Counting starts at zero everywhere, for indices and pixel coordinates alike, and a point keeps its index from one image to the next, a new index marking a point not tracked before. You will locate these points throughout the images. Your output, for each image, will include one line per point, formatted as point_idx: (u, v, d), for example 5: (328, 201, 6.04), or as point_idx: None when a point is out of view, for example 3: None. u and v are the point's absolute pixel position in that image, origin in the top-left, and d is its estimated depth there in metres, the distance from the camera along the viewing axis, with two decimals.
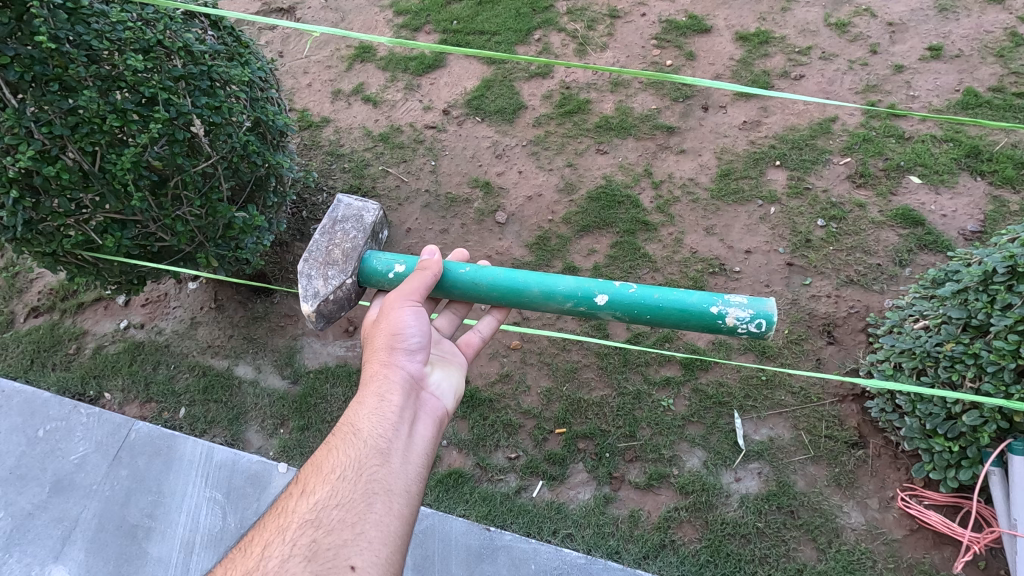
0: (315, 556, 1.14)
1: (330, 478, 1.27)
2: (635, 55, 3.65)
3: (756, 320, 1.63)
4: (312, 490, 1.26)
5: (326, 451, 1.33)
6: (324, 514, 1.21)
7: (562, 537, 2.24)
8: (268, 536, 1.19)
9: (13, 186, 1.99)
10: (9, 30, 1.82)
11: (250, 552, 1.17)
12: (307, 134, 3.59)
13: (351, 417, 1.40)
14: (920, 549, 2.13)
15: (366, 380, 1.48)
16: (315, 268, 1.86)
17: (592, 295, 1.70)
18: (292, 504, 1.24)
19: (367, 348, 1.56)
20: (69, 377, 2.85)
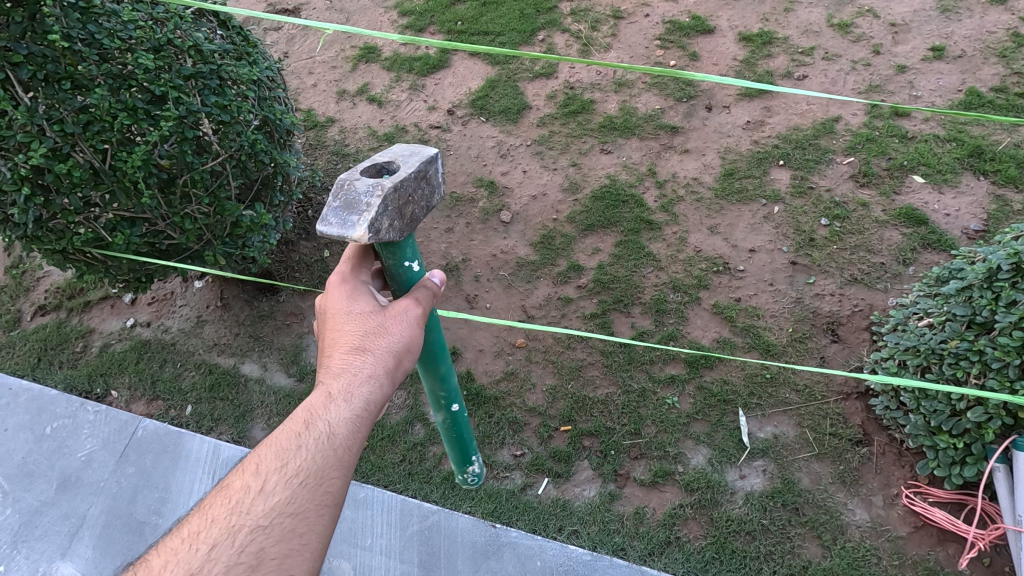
0: (260, 564, 1.07)
1: (292, 483, 1.15)
2: (639, 56, 3.67)
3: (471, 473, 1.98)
4: (270, 489, 1.14)
5: (292, 447, 1.19)
6: (279, 520, 1.11)
7: (568, 534, 2.25)
8: (217, 534, 1.10)
9: (24, 183, 2.02)
10: (22, 29, 1.86)
11: (196, 549, 1.09)
12: (313, 134, 3.61)
13: (327, 416, 1.24)
14: (924, 546, 2.13)
15: (354, 375, 1.29)
16: (392, 203, 1.28)
17: (454, 402, 1.73)
18: (246, 501, 1.13)
19: (367, 338, 1.33)
20: (76, 375, 2.86)
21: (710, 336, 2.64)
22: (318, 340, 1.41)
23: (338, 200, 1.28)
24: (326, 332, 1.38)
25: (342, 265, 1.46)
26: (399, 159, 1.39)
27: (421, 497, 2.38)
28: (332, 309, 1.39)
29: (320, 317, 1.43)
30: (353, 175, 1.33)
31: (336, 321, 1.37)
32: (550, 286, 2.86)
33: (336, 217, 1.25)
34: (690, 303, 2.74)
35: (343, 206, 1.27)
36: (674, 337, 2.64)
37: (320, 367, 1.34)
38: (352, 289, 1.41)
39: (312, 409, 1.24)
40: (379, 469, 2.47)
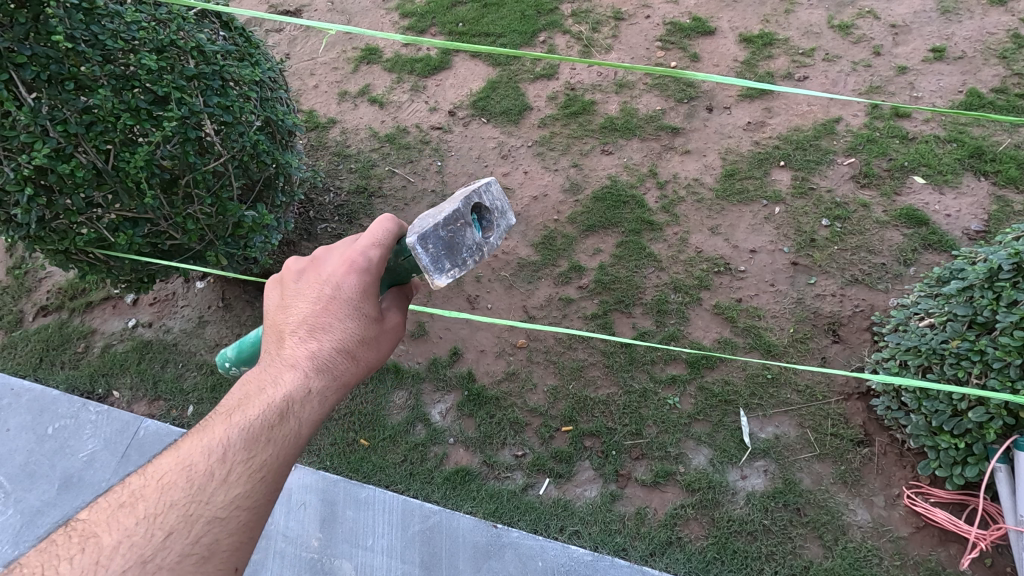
0: (211, 556, 1.03)
1: (255, 478, 1.10)
2: (640, 57, 3.68)
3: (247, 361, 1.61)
4: (232, 481, 1.08)
5: (261, 439, 1.12)
6: (237, 512, 1.07)
7: (569, 534, 2.25)
8: (175, 520, 1.03)
9: (27, 183, 2.02)
10: (26, 30, 1.86)
11: (151, 533, 1.02)
12: (314, 135, 3.62)
13: (301, 413, 1.17)
14: (926, 546, 2.13)
15: (338, 379, 1.21)
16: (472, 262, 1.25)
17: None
18: (208, 491, 1.06)
19: (362, 346, 1.25)
20: (78, 376, 2.87)
21: (711, 336, 2.64)
22: (299, 306, 1.24)
23: (446, 233, 1.17)
24: (319, 311, 1.23)
25: (366, 242, 1.27)
26: (501, 208, 1.29)
27: (422, 497, 2.38)
28: (335, 294, 1.23)
29: (313, 286, 1.25)
30: (467, 204, 1.21)
31: (338, 309, 1.23)
32: (551, 287, 2.86)
33: (434, 251, 1.16)
34: (691, 303, 2.74)
35: (443, 244, 1.17)
36: (675, 337, 2.64)
37: (300, 351, 1.20)
38: (367, 281, 1.25)
39: (289, 404, 1.16)
40: (380, 469, 2.47)
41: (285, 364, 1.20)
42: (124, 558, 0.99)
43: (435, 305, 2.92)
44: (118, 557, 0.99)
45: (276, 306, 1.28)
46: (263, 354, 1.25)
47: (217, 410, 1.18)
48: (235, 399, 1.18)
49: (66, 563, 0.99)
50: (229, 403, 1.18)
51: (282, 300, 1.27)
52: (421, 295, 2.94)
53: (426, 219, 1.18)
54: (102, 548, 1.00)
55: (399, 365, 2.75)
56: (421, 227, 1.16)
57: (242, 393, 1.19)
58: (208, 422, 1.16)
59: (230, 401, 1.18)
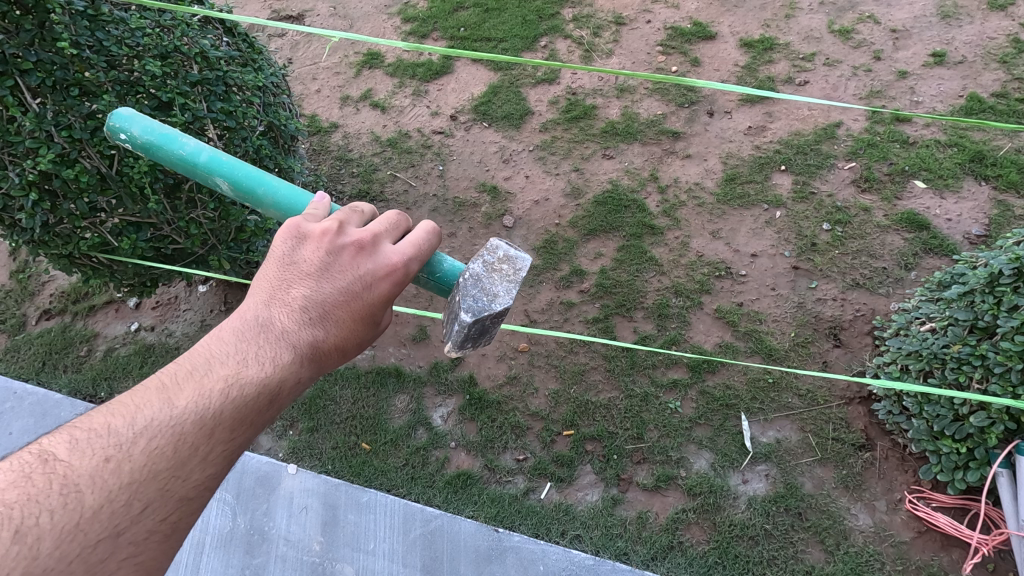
0: (173, 535, 0.92)
1: (229, 459, 0.99)
2: (641, 62, 3.69)
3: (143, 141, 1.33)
4: (213, 461, 0.96)
5: (247, 420, 1.00)
6: (206, 494, 0.96)
7: (571, 539, 2.25)
8: (157, 493, 0.90)
9: (32, 189, 2.04)
10: (32, 36, 1.83)
11: (130, 502, 0.88)
12: (317, 139, 3.63)
13: (287, 399, 1.06)
14: (928, 551, 2.13)
15: (325, 371, 1.12)
16: None
17: (229, 176, 1.30)
18: (189, 465, 0.94)
19: (358, 346, 1.15)
20: (80, 379, 2.88)
21: (712, 340, 2.65)
22: (321, 281, 1.09)
23: (491, 322, 1.15)
24: (341, 301, 1.10)
25: (412, 252, 1.17)
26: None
27: (423, 501, 2.39)
28: (362, 287, 1.12)
29: (343, 268, 1.11)
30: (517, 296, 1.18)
31: (360, 308, 1.12)
32: (553, 291, 2.87)
33: (470, 334, 1.15)
34: (692, 307, 2.74)
35: (481, 329, 1.16)
36: (676, 342, 2.64)
37: (307, 330, 1.07)
38: (396, 287, 1.16)
39: (283, 390, 1.04)
40: (381, 473, 2.47)
41: (286, 340, 1.06)
42: (104, 526, 0.85)
43: (436, 309, 2.93)
44: (97, 525, 0.85)
45: (290, 264, 1.10)
46: (256, 312, 1.08)
47: (200, 363, 1.01)
48: (227, 361, 1.01)
49: (41, 519, 0.81)
50: (221, 363, 1.01)
51: (301, 264, 1.10)
52: (423, 298, 2.94)
53: (481, 298, 1.14)
54: (84, 509, 0.84)
55: (401, 368, 2.75)
56: (474, 309, 1.12)
57: (235, 355, 1.03)
58: (192, 377, 0.99)
59: (219, 360, 1.02)
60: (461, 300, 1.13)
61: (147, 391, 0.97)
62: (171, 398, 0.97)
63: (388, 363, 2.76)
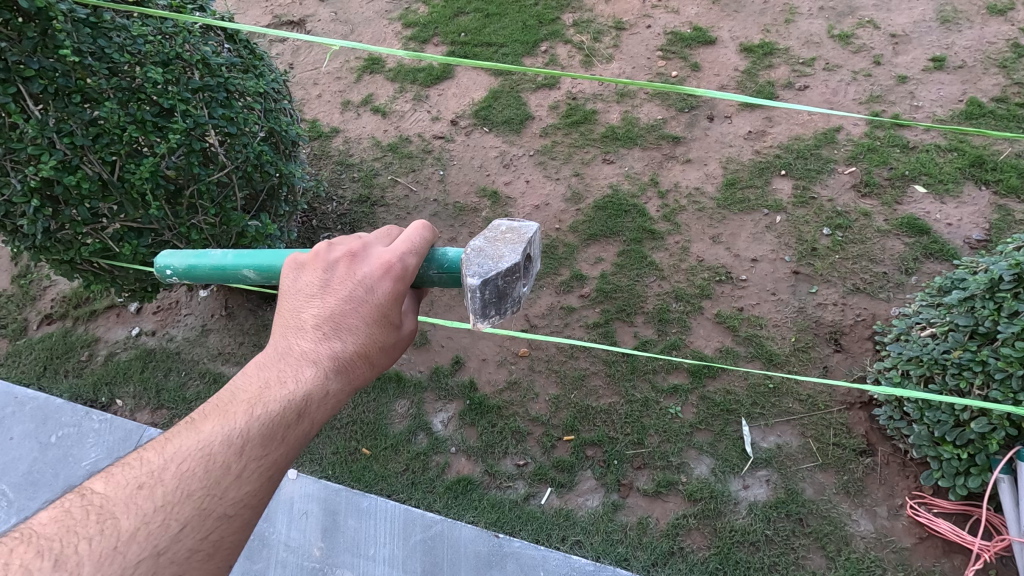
0: (216, 555, 0.91)
1: (266, 477, 0.98)
2: (641, 67, 3.70)
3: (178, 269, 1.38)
4: (248, 477, 0.96)
5: (277, 436, 1.00)
6: (247, 511, 0.95)
7: (571, 544, 2.25)
8: (192, 512, 0.91)
9: (34, 195, 2.04)
10: (35, 44, 1.86)
11: (167, 523, 0.89)
12: (318, 144, 3.65)
13: (318, 414, 1.05)
14: (929, 557, 2.12)
15: (357, 383, 1.10)
16: None
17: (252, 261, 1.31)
18: (222, 483, 0.94)
19: (383, 351, 1.14)
20: (81, 384, 2.88)
21: (713, 345, 2.65)
22: (325, 295, 1.11)
23: (502, 282, 1.13)
24: (347, 309, 1.10)
25: (405, 247, 1.16)
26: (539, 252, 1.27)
27: (424, 506, 2.38)
28: (367, 293, 1.12)
29: (343, 280, 1.13)
30: (524, 255, 1.17)
31: (369, 312, 1.12)
32: (553, 295, 2.87)
33: (487, 299, 1.13)
34: (693, 312, 2.74)
35: (497, 293, 1.14)
36: (676, 346, 2.64)
37: (322, 345, 1.08)
38: (400, 287, 1.14)
39: (307, 403, 1.03)
40: (382, 479, 2.47)
41: (305, 358, 1.07)
42: (143, 547, 0.86)
43: (437, 315, 2.93)
44: (135, 546, 0.86)
45: (296, 291, 1.14)
46: (273, 340, 1.10)
47: (224, 395, 1.03)
48: (248, 388, 1.03)
49: (79, 546, 0.84)
50: (243, 390, 1.03)
51: (304, 288, 1.13)
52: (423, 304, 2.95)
53: (485, 261, 1.13)
54: (119, 532, 0.86)
55: (401, 373, 2.75)
56: (481, 272, 1.12)
57: (257, 381, 1.05)
58: (219, 407, 1.02)
59: (242, 388, 1.04)
60: (467, 269, 1.13)
61: (179, 428, 1.01)
62: (199, 428, 0.99)
63: (389, 368, 2.76)
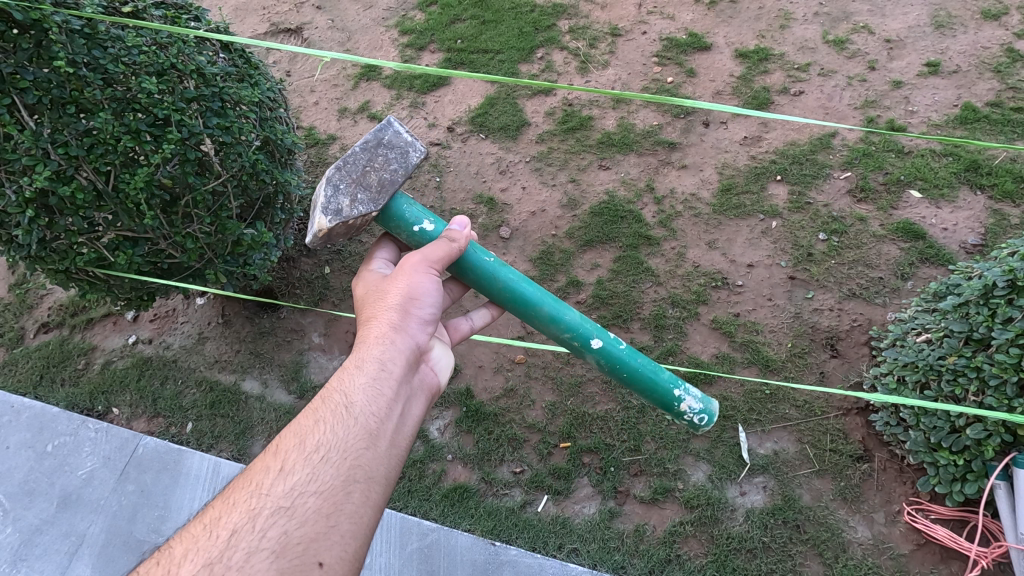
0: (284, 551, 1.03)
1: (313, 458, 1.15)
2: (636, 73, 3.72)
3: (711, 411, 1.68)
4: (290, 469, 1.13)
5: (310, 422, 1.20)
6: (302, 502, 1.09)
7: (568, 552, 2.25)
8: (239, 520, 1.07)
9: (29, 206, 2.04)
10: (30, 54, 1.88)
11: (216, 537, 1.05)
12: (314, 151, 3.65)
13: (344, 383, 1.27)
14: (927, 564, 2.12)
15: (365, 342, 1.34)
16: (343, 183, 1.54)
17: (591, 337, 1.63)
18: (268, 478, 1.12)
19: (373, 305, 1.42)
20: (78, 393, 2.88)
21: (709, 351, 2.64)
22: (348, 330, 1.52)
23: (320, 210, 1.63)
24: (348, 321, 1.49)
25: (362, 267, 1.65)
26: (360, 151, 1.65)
27: (420, 514, 2.38)
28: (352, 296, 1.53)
29: None
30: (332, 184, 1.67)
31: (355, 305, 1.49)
32: None
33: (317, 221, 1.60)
34: (689, 318, 2.75)
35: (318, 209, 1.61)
36: (673, 353, 2.64)
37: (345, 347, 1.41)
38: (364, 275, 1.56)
39: (332, 383, 1.28)
40: None
41: None
42: (193, 564, 1.01)
43: None
44: (188, 564, 1.01)
45: None
46: None
47: None
48: None
49: None
50: None
51: None
52: None
53: None
54: (172, 559, 1.03)
55: None
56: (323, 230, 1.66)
57: None
58: None
59: None
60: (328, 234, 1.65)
61: None
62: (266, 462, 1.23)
63: None
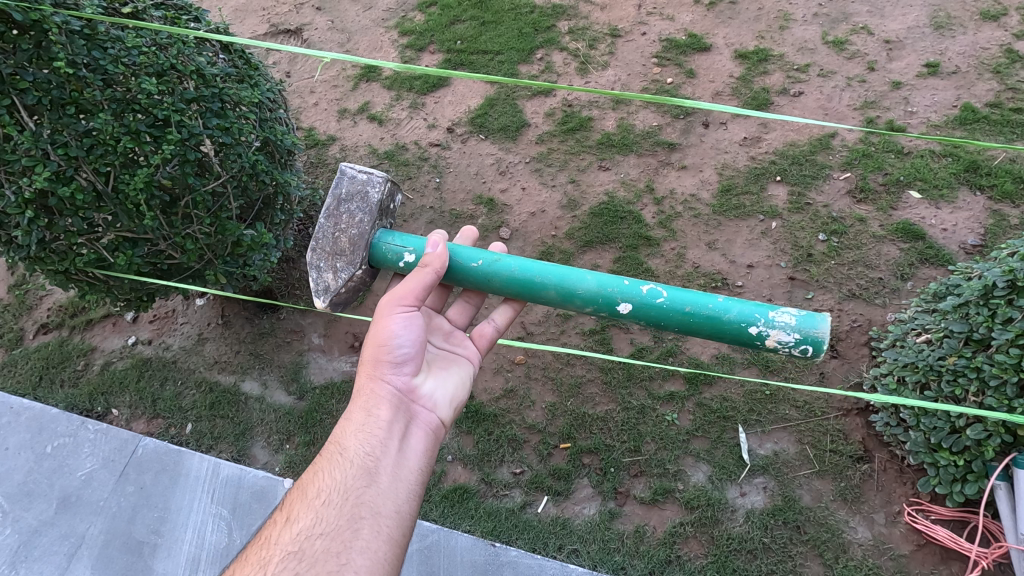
0: None
1: (315, 507, 1.33)
2: (636, 73, 3.72)
3: (814, 338, 1.49)
4: (296, 521, 1.32)
5: (310, 478, 1.40)
6: (309, 546, 1.26)
7: (568, 553, 2.25)
8: (254, 569, 1.24)
9: (28, 207, 2.03)
10: (30, 55, 1.88)
11: None
12: (314, 152, 3.65)
13: (339, 437, 1.47)
14: (927, 565, 2.12)
15: (354, 397, 1.54)
16: (322, 263, 1.78)
17: (617, 304, 1.61)
18: (278, 531, 1.31)
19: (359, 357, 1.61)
20: (77, 394, 2.87)
21: (709, 352, 2.65)
22: None
23: None
24: None
25: None
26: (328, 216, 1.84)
27: (420, 515, 2.38)
28: None
29: None
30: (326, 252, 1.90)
31: None
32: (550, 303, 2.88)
33: None
34: None
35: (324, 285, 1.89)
36: (673, 353, 2.65)
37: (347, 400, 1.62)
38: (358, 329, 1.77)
39: (332, 438, 1.47)
40: None
41: None
42: None
43: None
44: None
45: None
46: None
47: None
48: None
49: None
50: None
51: None
52: None
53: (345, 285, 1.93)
54: None
55: None
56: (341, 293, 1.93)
57: None
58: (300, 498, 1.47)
59: None
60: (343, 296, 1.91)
61: None
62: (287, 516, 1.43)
63: None
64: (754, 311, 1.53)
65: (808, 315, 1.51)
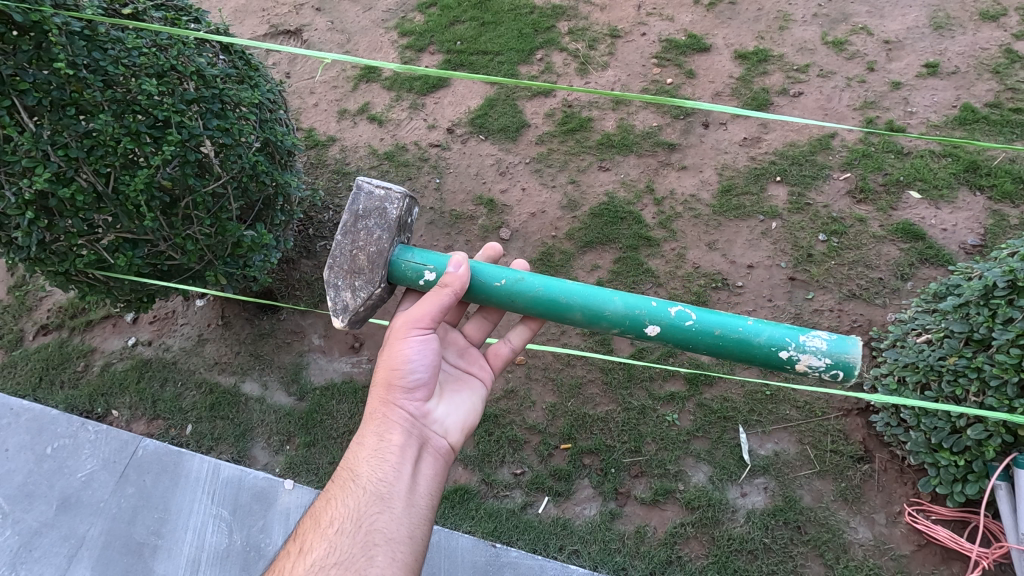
0: None
1: (328, 536, 1.37)
2: (636, 74, 3.73)
3: (846, 363, 1.43)
4: (309, 551, 1.35)
5: (324, 507, 1.44)
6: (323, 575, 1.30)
7: (568, 554, 2.25)
8: None
9: (29, 207, 2.03)
10: (30, 56, 1.87)
11: None
12: (314, 153, 3.65)
13: (351, 465, 1.50)
14: (928, 565, 2.12)
15: (366, 422, 1.56)
16: (341, 281, 1.70)
17: (645, 326, 1.55)
18: (293, 562, 1.35)
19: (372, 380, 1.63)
20: (77, 395, 2.87)
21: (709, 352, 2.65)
22: None
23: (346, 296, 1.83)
24: None
25: None
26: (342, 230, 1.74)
27: None
28: None
29: None
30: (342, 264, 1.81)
31: None
32: None
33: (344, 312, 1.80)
34: None
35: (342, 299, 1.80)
36: (673, 354, 2.65)
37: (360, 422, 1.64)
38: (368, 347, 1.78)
39: (344, 465, 1.50)
40: None
41: None
42: None
43: None
44: None
45: None
46: None
47: None
48: None
49: None
50: None
51: None
52: None
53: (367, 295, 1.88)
54: None
55: None
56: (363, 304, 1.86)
57: None
58: None
59: None
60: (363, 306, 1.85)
61: None
62: None
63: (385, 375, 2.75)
64: (783, 334, 1.48)
65: (839, 339, 1.45)
